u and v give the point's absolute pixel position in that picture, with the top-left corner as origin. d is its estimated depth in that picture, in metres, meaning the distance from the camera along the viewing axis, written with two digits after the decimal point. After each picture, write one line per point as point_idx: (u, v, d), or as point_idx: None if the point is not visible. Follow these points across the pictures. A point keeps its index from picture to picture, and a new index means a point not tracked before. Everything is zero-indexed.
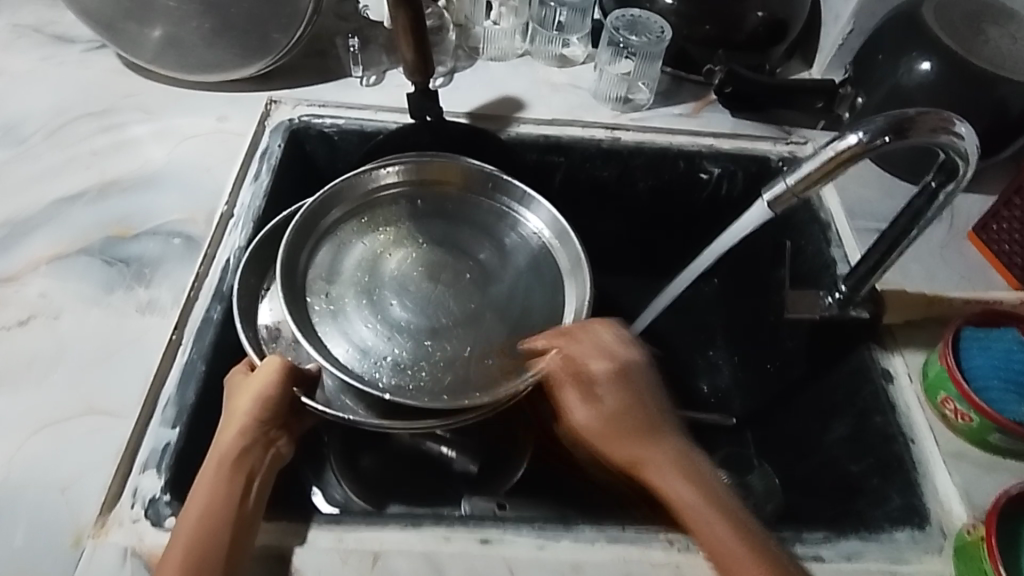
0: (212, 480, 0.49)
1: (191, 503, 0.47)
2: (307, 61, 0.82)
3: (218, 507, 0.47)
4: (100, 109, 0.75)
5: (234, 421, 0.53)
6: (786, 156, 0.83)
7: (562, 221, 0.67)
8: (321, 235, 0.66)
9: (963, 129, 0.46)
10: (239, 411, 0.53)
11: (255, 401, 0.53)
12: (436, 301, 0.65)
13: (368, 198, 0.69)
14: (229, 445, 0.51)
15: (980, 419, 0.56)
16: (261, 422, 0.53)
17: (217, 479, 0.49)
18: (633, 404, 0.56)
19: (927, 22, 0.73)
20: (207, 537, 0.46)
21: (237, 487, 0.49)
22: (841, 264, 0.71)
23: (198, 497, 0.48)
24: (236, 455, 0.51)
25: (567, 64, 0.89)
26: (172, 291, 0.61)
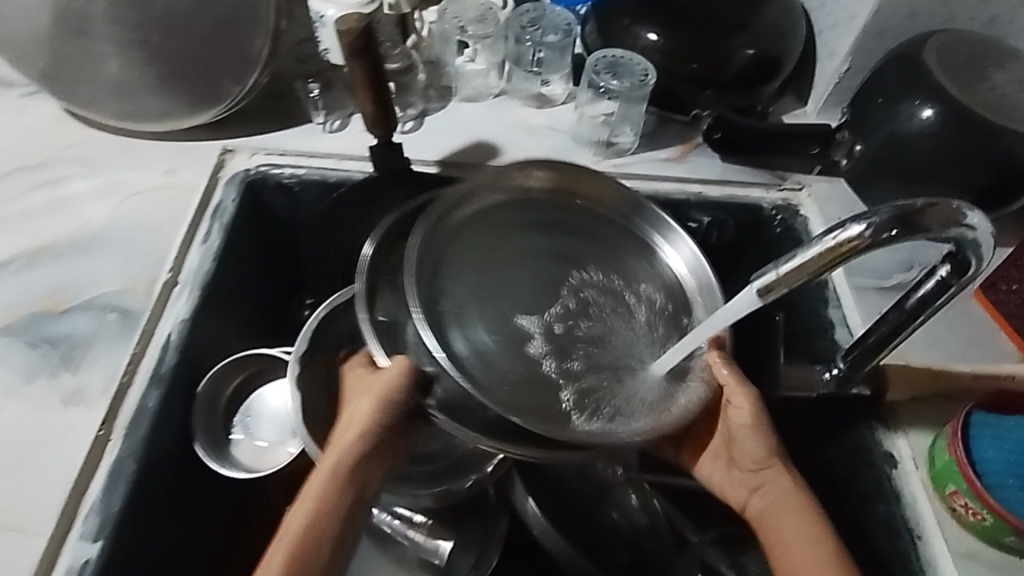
0: (318, 488, 0.48)
1: (295, 510, 0.48)
2: (266, 105, 0.76)
3: (315, 521, 0.47)
4: (38, 161, 0.70)
5: (352, 424, 0.51)
6: (780, 204, 0.77)
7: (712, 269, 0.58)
8: (448, 229, 0.56)
9: (975, 221, 0.41)
10: (357, 417, 0.51)
11: (372, 408, 0.50)
12: (557, 333, 0.56)
13: (497, 195, 0.59)
14: (343, 450, 0.50)
15: (993, 519, 0.51)
16: (375, 432, 0.51)
17: (322, 489, 0.48)
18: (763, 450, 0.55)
19: (928, 66, 0.67)
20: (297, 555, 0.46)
21: (341, 500, 0.48)
22: (839, 327, 0.66)
23: (302, 505, 0.48)
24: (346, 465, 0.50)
25: (545, 104, 0.83)
26: (103, 377, 0.55)
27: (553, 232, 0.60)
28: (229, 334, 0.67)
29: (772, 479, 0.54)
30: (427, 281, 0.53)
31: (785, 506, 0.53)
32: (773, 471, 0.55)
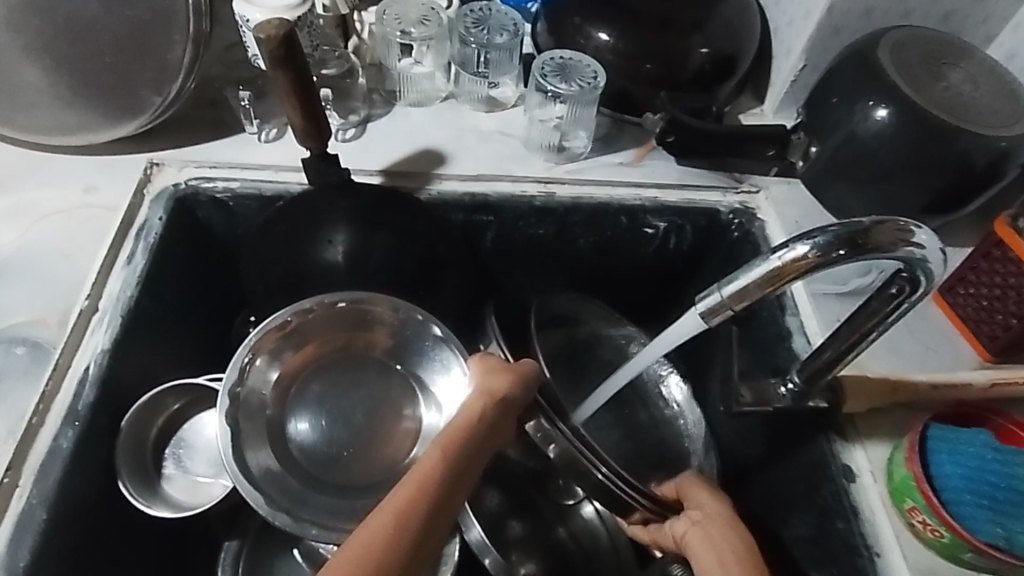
0: (444, 446, 0.44)
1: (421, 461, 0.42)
2: (197, 114, 0.72)
3: (448, 473, 0.42)
4: None
5: (479, 394, 0.48)
6: (737, 208, 0.75)
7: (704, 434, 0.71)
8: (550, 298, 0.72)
9: (924, 238, 0.39)
10: (489, 392, 0.48)
11: (510, 382, 0.49)
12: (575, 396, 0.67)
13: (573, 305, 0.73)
14: (469, 413, 0.47)
15: (951, 537, 0.50)
16: (506, 410, 0.48)
17: (452, 444, 0.44)
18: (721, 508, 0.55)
19: (883, 64, 0.66)
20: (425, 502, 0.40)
21: (467, 462, 0.44)
22: (797, 336, 0.64)
23: (429, 455, 0.43)
24: (476, 429, 0.46)
25: (495, 107, 0.80)
26: (11, 419, 0.51)
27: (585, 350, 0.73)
28: (160, 362, 0.63)
29: (716, 521, 0.53)
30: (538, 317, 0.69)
31: (729, 534, 0.52)
32: (720, 507, 0.55)
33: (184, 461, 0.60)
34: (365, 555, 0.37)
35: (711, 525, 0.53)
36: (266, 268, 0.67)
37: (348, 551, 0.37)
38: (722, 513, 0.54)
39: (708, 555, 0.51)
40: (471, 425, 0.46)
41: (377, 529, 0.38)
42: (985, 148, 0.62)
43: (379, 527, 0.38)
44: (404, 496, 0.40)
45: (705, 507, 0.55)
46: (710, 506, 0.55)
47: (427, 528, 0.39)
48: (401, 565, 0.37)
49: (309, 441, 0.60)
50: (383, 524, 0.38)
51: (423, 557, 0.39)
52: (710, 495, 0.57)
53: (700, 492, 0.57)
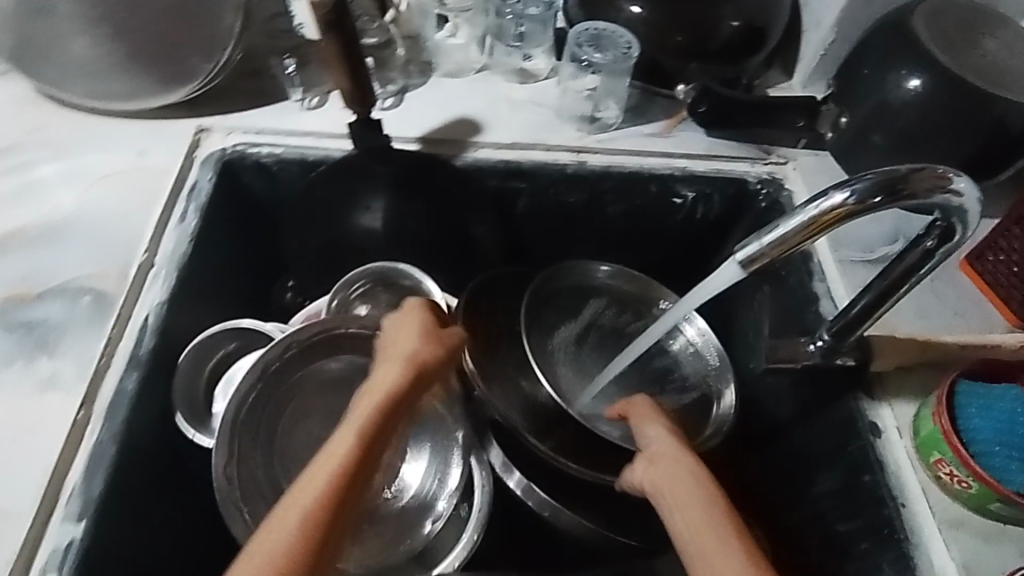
0: (354, 433, 0.45)
1: (328, 453, 0.43)
2: (240, 83, 0.74)
3: (355, 461, 0.43)
4: (4, 147, 0.67)
5: (396, 369, 0.49)
6: (765, 177, 0.76)
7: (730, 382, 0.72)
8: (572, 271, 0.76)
9: (961, 187, 0.41)
10: (405, 364, 0.50)
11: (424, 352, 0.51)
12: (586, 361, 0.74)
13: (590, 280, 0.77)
14: (383, 390, 0.48)
15: (979, 487, 0.52)
16: (421, 379, 0.50)
17: (365, 429, 0.45)
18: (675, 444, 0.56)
19: (916, 33, 0.66)
20: (331, 500, 0.41)
21: (377, 442, 0.45)
22: (824, 300, 0.66)
23: (337, 445, 0.44)
24: (389, 409, 0.47)
25: (527, 79, 0.82)
26: (78, 364, 0.54)
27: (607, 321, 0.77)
28: (209, 318, 0.66)
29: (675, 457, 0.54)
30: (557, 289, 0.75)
31: (681, 468, 0.53)
32: (668, 443, 0.56)
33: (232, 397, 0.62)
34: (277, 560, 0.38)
35: (659, 462, 0.54)
36: (308, 232, 0.70)
37: (263, 545, 0.39)
38: (670, 449, 0.55)
39: (676, 491, 0.51)
40: (383, 403, 0.47)
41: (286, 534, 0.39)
42: (1021, 113, 0.63)
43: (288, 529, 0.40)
44: (313, 491, 0.41)
45: (653, 444, 0.57)
46: (658, 444, 0.57)
47: (337, 521, 0.41)
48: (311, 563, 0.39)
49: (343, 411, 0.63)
50: (292, 529, 0.39)
51: (333, 545, 0.41)
52: (659, 431, 0.58)
53: (648, 429, 0.59)
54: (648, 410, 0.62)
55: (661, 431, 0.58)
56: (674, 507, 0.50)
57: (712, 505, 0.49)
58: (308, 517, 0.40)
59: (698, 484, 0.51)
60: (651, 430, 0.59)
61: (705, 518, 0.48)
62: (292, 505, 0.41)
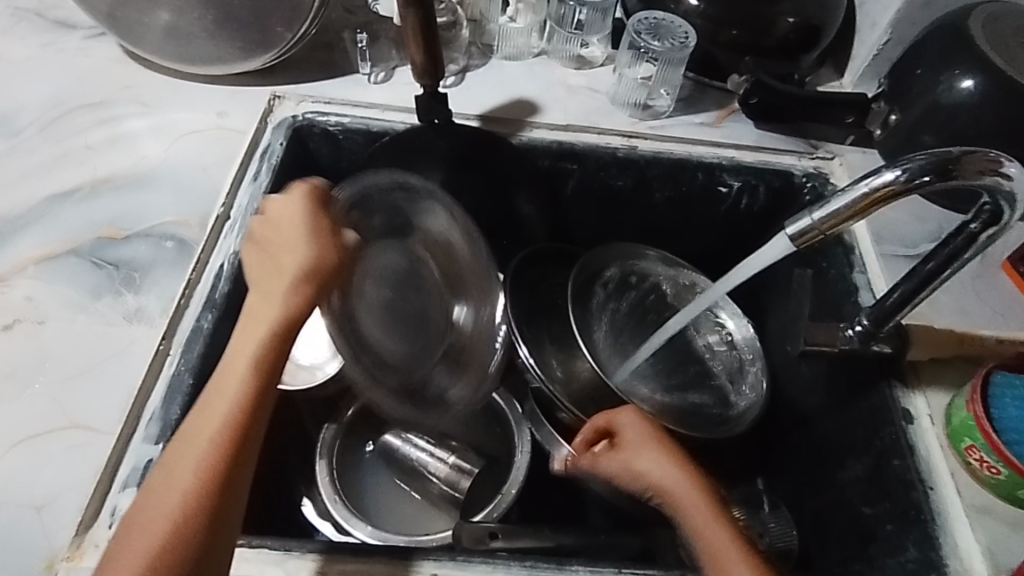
0: (233, 392, 0.43)
1: (205, 418, 0.42)
2: (314, 55, 0.79)
3: (243, 400, 0.43)
4: (97, 101, 0.73)
5: (278, 286, 0.46)
6: (812, 171, 0.78)
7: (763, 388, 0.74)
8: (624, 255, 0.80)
9: (1011, 171, 0.43)
10: (286, 275, 0.46)
11: (305, 254, 0.48)
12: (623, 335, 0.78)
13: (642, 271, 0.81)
14: (258, 331, 0.45)
15: (1008, 473, 0.53)
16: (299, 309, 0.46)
17: (253, 361, 0.44)
18: (676, 480, 0.53)
19: (972, 35, 0.68)
20: (209, 471, 0.41)
21: (256, 394, 0.43)
22: (865, 293, 0.67)
23: (215, 409, 0.42)
24: (274, 332, 0.45)
25: (583, 65, 0.85)
26: (161, 299, 0.59)
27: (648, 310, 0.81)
28: None
29: (683, 498, 0.52)
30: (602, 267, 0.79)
31: (696, 513, 0.51)
32: (665, 479, 0.53)
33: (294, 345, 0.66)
34: (166, 533, 0.39)
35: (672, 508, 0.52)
36: None
37: (157, 502, 0.41)
38: (674, 486, 0.53)
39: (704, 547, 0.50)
40: (261, 349, 0.44)
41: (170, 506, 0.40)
42: None
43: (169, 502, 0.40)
44: (192, 461, 0.41)
45: (653, 481, 0.54)
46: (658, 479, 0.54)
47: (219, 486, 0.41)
48: (209, 503, 0.40)
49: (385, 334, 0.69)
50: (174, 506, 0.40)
51: (234, 479, 0.42)
52: (648, 464, 0.54)
53: (636, 432, 0.57)
54: (635, 416, 0.58)
55: (650, 465, 0.54)
56: (688, 527, 0.51)
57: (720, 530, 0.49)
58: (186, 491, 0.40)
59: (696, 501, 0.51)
60: (639, 436, 0.57)
61: (718, 544, 0.49)
62: (182, 453, 0.42)
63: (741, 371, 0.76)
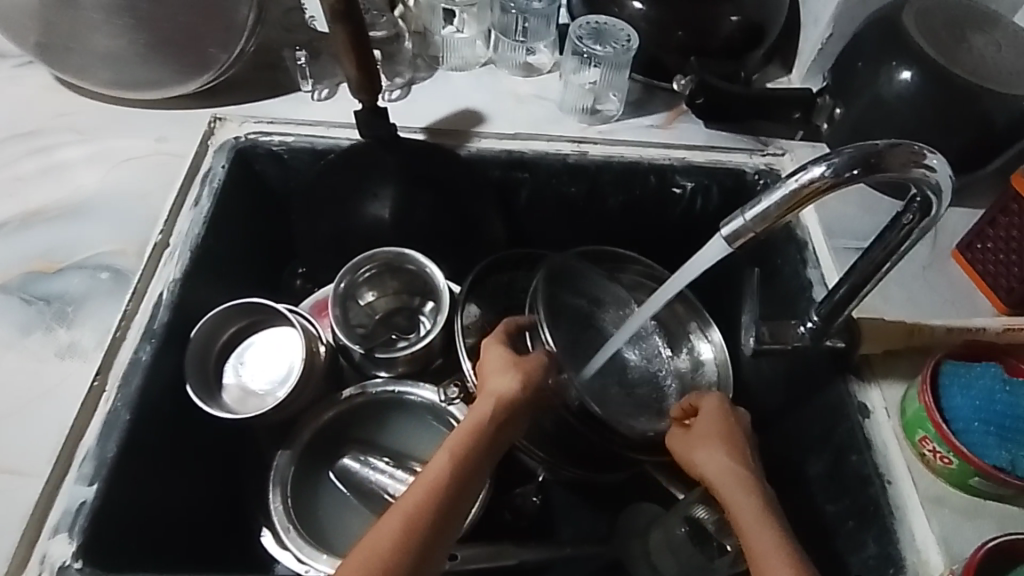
0: (449, 463, 0.51)
1: (421, 479, 0.50)
2: (255, 75, 0.78)
3: (451, 482, 0.50)
4: (30, 131, 0.71)
5: (489, 398, 0.56)
6: (763, 168, 0.78)
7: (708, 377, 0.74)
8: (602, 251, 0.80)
9: (934, 162, 0.43)
10: (498, 390, 0.56)
11: (518, 375, 0.57)
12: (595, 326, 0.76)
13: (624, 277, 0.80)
14: (490, 421, 0.55)
15: (960, 463, 0.53)
16: (515, 408, 0.56)
17: (457, 454, 0.52)
18: (734, 449, 0.56)
19: (905, 27, 0.68)
20: (425, 520, 0.47)
21: (470, 469, 0.51)
22: (818, 286, 0.67)
23: (434, 471, 0.50)
24: (484, 437, 0.53)
25: (531, 72, 0.84)
26: (96, 332, 0.57)
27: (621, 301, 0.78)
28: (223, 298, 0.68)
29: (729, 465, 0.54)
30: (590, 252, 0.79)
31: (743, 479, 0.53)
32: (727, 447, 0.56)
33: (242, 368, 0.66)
34: (379, 567, 0.45)
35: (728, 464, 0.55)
36: (317, 220, 0.74)
37: (373, 545, 0.46)
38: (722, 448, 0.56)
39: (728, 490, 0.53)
40: (473, 442, 0.53)
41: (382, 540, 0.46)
42: (1007, 107, 0.64)
43: (390, 533, 0.46)
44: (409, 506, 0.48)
45: (705, 451, 0.56)
46: (706, 452, 0.56)
47: (429, 535, 0.47)
48: (413, 556, 0.46)
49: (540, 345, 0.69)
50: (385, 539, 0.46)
51: (430, 547, 0.47)
52: (706, 451, 0.56)
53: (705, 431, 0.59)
54: (716, 403, 0.60)
55: (712, 449, 0.56)
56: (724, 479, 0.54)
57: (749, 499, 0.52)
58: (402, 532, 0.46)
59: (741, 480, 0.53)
60: (717, 424, 0.58)
61: (737, 498, 0.52)
62: (391, 515, 0.48)
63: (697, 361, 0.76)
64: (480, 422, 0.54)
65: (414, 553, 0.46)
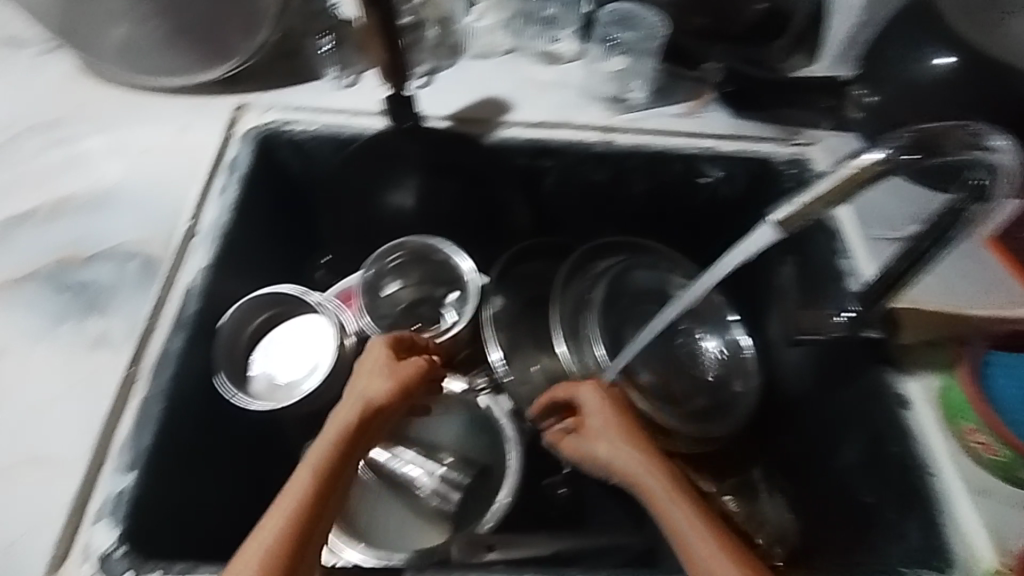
0: (310, 481, 0.46)
1: (279, 504, 0.45)
2: (277, 62, 0.77)
3: (311, 502, 0.45)
4: (53, 120, 0.70)
5: (354, 406, 0.51)
6: (792, 158, 0.76)
7: (738, 370, 0.77)
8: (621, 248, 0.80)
9: (997, 149, 0.42)
10: (367, 394, 0.52)
11: (392, 381, 0.53)
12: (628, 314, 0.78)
13: (644, 273, 0.80)
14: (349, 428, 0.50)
15: (1008, 454, 0.52)
16: (383, 415, 0.52)
17: (318, 472, 0.46)
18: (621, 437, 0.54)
19: (941, 10, 0.67)
20: (289, 545, 0.43)
21: (333, 485, 0.46)
22: (850, 276, 0.66)
23: (293, 492, 0.45)
24: (343, 450, 0.49)
25: (553, 61, 0.83)
26: (128, 321, 0.57)
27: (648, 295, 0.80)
28: (249, 289, 0.68)
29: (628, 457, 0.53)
30: (617, 248, 0.80)
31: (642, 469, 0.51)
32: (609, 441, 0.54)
33: (270, 364, 0.65)
34: None
35: (627, 450, 0.53)
36: None
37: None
38: (608, 436, 0.55)
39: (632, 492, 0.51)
40: (333, 456, 0.48)
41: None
42: None
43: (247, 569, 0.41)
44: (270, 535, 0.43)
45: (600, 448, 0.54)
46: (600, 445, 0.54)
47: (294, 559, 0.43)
48: None
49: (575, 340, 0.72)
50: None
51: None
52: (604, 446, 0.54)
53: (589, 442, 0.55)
54: (596, 397, 0.58)
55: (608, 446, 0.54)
56: (623, 466, 0.52)
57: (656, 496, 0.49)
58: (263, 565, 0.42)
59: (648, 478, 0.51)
60: (606, 421, 0.56)
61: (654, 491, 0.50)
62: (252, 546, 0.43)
63: (723, 356, 0.78)
64: (342, 432, 0.49)
65: None
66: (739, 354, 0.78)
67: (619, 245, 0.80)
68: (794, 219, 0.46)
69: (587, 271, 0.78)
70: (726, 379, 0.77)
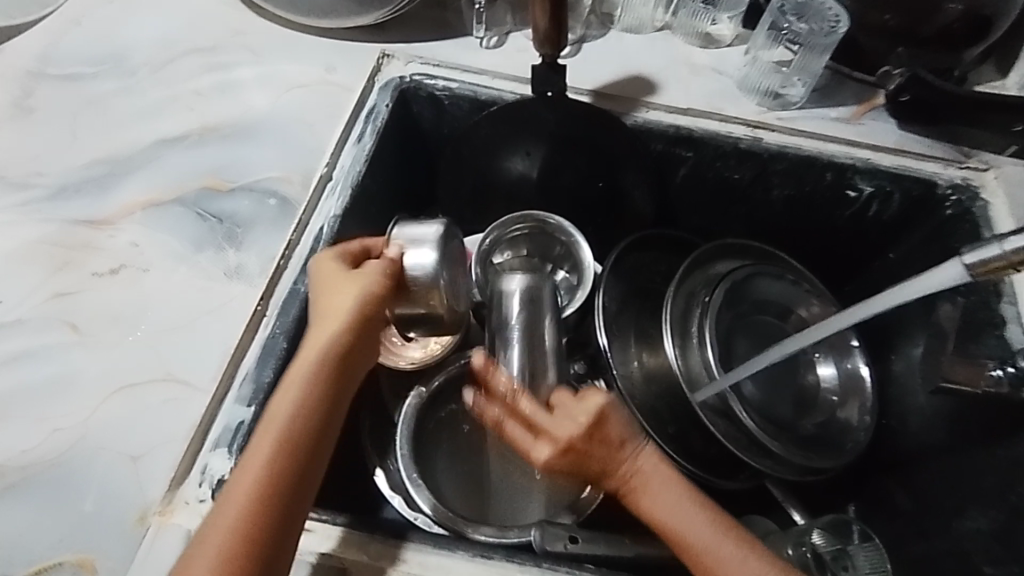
0: (286, 415, 0.44)
1: (258, 445, 0.43)
2: (426, 12, 0.75)
3: (296, 436, 0.44)
4: (209, 46, 0.71)
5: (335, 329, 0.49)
6: (959, 183, 0.69)
7: (852, 403, 0.71)
8: (756, 251, 0.74)
9: None
10: (342, 316, 0.49)
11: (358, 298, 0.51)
12: (746, 321, 0.72)
13: (777, 285, 0.73)
14: (329, 354, 0.48)
15: None
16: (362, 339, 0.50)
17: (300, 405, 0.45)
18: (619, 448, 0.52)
19: None
20: (278, 484, 0.42)
21: (315, 413, 0.45)
22: (1013, 323, 0.60)
23: (269, 432, 0.44)
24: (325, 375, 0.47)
25: (710, 44, 0.78)
26: (261, 257, 0.58)
27: (769, 307, 0.74)
28: (372, 240, 0.68)
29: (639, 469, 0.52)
30: (751, 250, 0.74)
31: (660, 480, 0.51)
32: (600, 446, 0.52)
33: None
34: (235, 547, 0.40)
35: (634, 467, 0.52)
36: None
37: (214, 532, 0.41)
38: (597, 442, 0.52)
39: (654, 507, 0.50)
40: (316, 385, 0.46)
41: (230, 530, 0.40)
42: None
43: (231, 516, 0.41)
44: (250, 482, 0.42)
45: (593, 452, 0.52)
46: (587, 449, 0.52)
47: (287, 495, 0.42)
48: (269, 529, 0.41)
49: (688, 340, 0.66)
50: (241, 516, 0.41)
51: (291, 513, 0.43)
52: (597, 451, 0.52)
53: (609, 447, 0.52)
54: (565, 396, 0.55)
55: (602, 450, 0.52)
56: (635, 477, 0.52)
57: (683, 514, 0.50)
58: (251, 514, 0.40)
59: (679, 503, 0.50)
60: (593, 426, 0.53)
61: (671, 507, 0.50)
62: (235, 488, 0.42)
63: (836, 386, 0.72)
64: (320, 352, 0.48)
65: (275, 523, 0.41)
66: (860, 386, 0.71)
67: (750, 248, 0.74)
68: (992, 264, 0.41)
69: (714, 267, 0.71)
70: (840, 411, 0.71)
